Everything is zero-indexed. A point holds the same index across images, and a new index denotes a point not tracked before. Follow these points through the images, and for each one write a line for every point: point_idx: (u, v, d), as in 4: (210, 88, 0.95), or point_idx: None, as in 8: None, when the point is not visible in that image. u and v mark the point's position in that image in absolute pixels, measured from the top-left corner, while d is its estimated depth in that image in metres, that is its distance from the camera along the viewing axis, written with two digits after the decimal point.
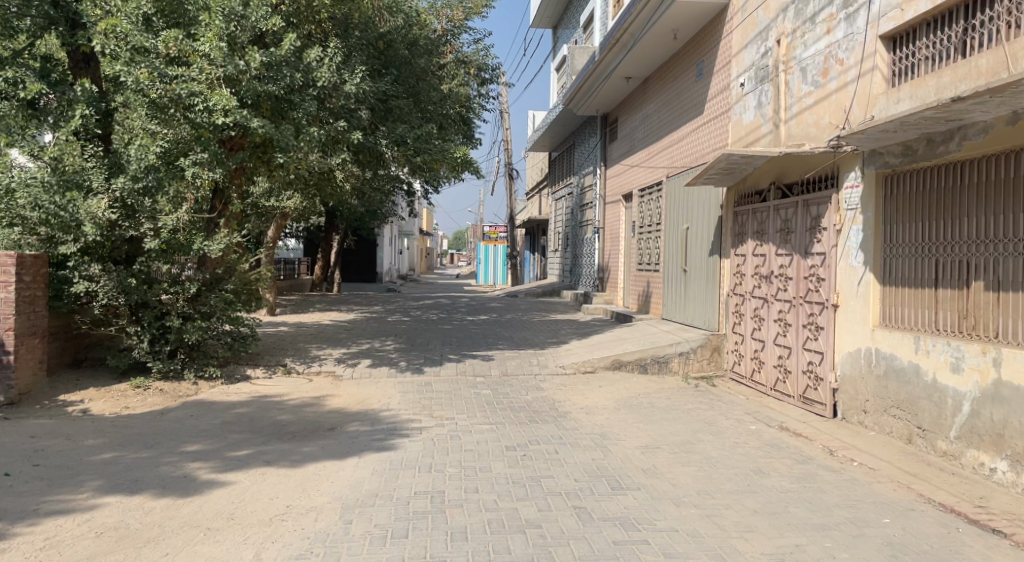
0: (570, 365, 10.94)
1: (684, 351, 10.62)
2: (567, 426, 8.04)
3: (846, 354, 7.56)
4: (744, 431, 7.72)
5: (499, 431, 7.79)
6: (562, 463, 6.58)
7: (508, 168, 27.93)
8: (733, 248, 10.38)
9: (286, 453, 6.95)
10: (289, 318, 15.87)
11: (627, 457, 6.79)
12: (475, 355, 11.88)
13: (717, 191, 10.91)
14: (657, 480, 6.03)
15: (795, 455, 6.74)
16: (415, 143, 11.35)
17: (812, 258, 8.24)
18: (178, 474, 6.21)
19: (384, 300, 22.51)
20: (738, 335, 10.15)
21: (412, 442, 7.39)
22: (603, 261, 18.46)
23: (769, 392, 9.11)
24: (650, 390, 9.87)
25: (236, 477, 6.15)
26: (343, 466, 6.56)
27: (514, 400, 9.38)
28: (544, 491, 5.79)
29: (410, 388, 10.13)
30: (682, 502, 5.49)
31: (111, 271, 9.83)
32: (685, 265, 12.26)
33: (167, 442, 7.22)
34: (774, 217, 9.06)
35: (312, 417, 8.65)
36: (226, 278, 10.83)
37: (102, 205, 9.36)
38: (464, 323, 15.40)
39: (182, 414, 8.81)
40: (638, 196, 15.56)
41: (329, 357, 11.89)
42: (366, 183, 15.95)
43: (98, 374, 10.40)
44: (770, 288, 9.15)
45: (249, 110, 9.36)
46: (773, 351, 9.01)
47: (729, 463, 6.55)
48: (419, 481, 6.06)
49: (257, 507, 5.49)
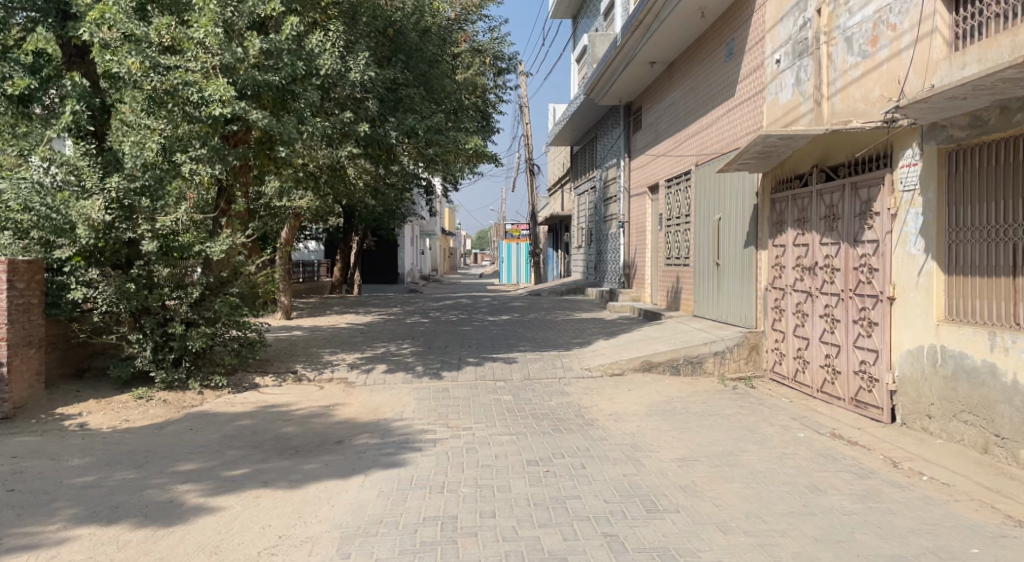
0: (597, 366, 10.22)
1: (720, 350, 9.86)
2: (594, 436, 7.33)
3: (906, 353, 6.82)
4: (792, 439, 6.98)
5: (520, 443, 7.11)
6: (591, 480, 5.87)
7: (528, 164, 27.23)
8: (770, 238, 9.61)
9: (286, 471, 6.32)
10: (304, 322, 15.27)
11: (664, 472, 6.07)
12: (495, 358, 11.19)
13: (753, 177, 10.12)
14: (699, 501, 5.31)
15: (853, 468, 6.01)
16: (426, 133, 10.66)
17: (862, 246, 7.47)
18: (164, 498, 5.59)
19: (404, 301, 21.91)
20: (778, 332, 9.39)
21: (425, 456, 6.72)
22: (629, 257, 17.72)
23: (816, 394, 8.36)
24: (685, 393, 9.13)
25: (228, 501, 5.52)
26: (347, 486, 5.91)
27: (537, 407, 8.69)
28: (569, 515, 5.12)
29: (425, 395, 9.48)
30: (729, 529, 4.80)
31: (110, 275, 9.15)
32: (717, 259, 11.50)
33: (159, 460, 6.61)
34: (817, 202, 8.28)
35: (320, 429, 8.01)
36: (231, 281, 10.24)
37: (98, 206, 8.70)
38: (485, 324, 14.71)
39: (182, 426, 8.22)
40: (665, 187, 14.78)
41: (342, 363, 11.26)
42: (381, 181, 15.34)
43: (99, 384, 9.83)
44: (814, 281, 8.38)
45: (247, 101, 8.71)
46: (820, 350, 8.25)
47: (779, 478, 5.81)
48: (430, 505, 5.40)
49: (246, 539, 4.87)
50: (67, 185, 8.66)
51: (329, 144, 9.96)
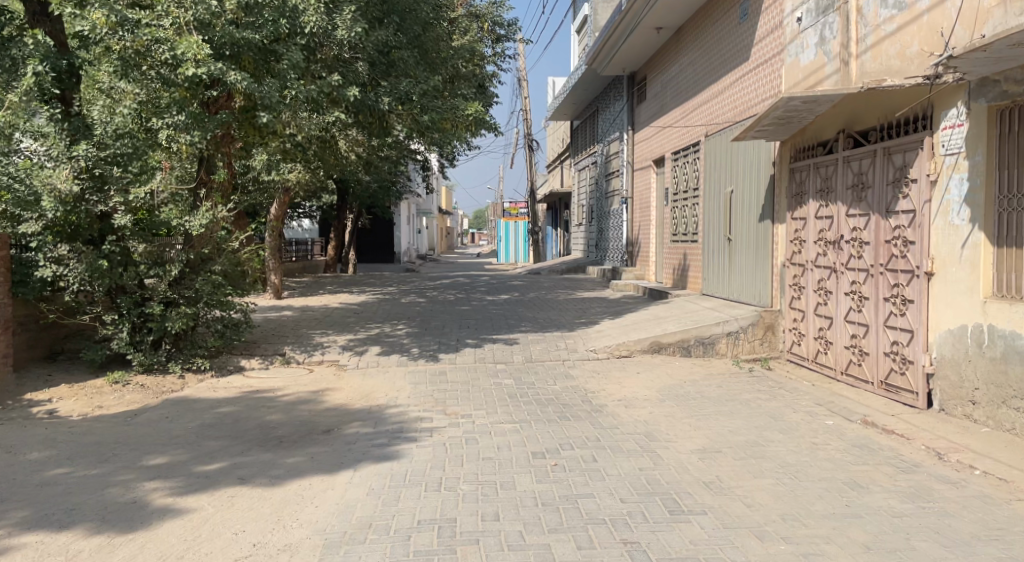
0: (602, 348, 9.64)
1: (733, 330, 9.26)
2: (603, 424, 6.74)
3: (947, 333, 6.26)
4: (820, 427, 6.41)
5: (524, 432, 6.53)
6: (603, 476, 5.29)
7: (527, 138, 26.51)
8: (789, 210, 8.97)
9: (266, 466, 5.73)
10: (295, 302, 14.63)
11: (684, 466, 5.48)
12: (495, 340, 10.58)
13: (769, 146, 9.46)
14: (728, 501, 4.74)
15: (894, 461, 5.44)
16: (420, 98, 9.88)
17: (895, 217, 6.86)
18: (127, 498, 4.99)
19: (400, 280, 21.27)
20: (797, 311, 8.79)
21: (420, 448, 6.14)
22: (632, 234, 17.08)
23: (840, 377, 7.78)
24: (697, 376, 8.54)
25: (199, 502, 4.94)
26: (333, 483, 5.33)
27: (541, 392, 8.11)
28: (581, 518, 4.56)
29: (421, 379, 8.88)
30: (766, 536, 4.24)
31: (83, 251, 8.52)
32: (729, 234, 10.86)
33: (127, 453, 6.02)
34: (843, 170, 7.65)
35: (307, 417, 7.42)
36: (214, 258, 9.57)
37: (66, 176, 7.92)
38: (484, 304, 14.10)
39: (158, 414, 7.63)
40: (671, 159, 14.11)
41: (333, 344, 10.65)
42: (374, 154, 14.67)
43: (73, 368, 9.23)
44: (838, 255, 7.76)
45: (226, 63, 8.10)
46: (845, 330, 7.65)
47: (812, 473, 5.23)
48: (425, 505, 4.81)
49: (215, 548, 4.28)
50: (36, 156, 8.04)
51: (316, 110, 9.28)
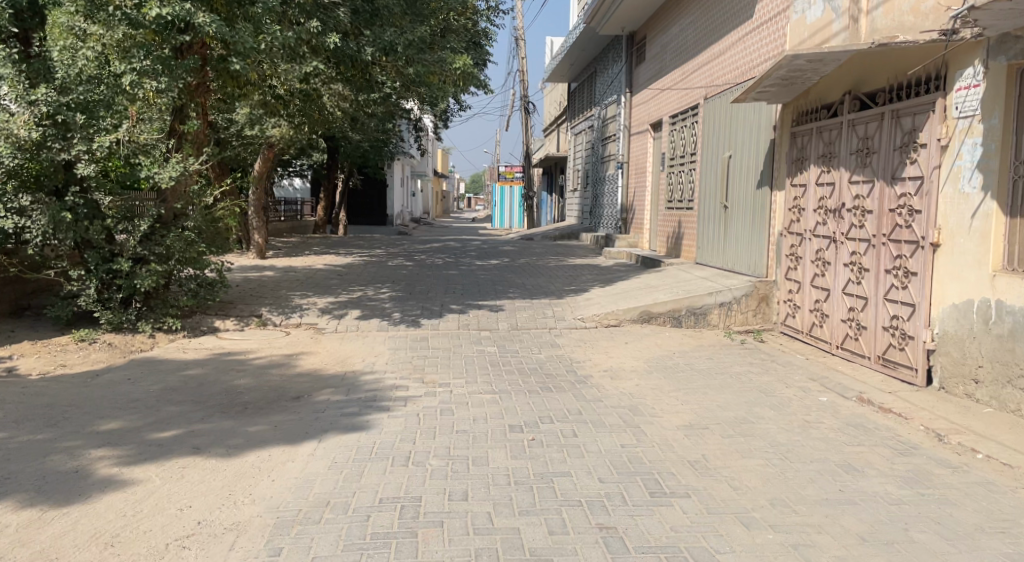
0: (591, 317, 9.30)
1: (726, 300, 8.89)
2: (587, 396, 6.42)
3: (951, 307, 5.91)
4: (813, 404, 6.08)
5: (503, 403, 6.19)
6: (582, 452, 4.97)
7: (523, 100, 25.91)
8: (788, 177, 8.56)
9: (224, 435, 5.40)
10: (279, 262, 14.22)
11: (669, 443, 5.15)
12: (481, 306, 10.21)
13: (770, 109, 9.01)
14: (713, 483, 4.42)
15: (892, 442, 5.11)
16: (407, 50, 9.36)
17: (901, 184, 6.46)
18: (69, 467, 4.68)
19: (390, 243, 20.85)
20: (793, 282, 8.43)
21: (392, 418, 5.80)
22: (628, 200, 16.64)
23: (836, 351, 7.44)
24: (687, 347, 8.21)
25: (145, 473, 4.62)
26: (294, 455, 4.99)
27: (523, 360, 7.78)
28: (555, 499, 4.23)
29: (401, 345, 8.54)
30: (753, 523, 3.91)
31: (46, 202, 8.05)
32: (726, 201, 10.44)
33: (78, 418, 5.70)
34: (848, 134, 7.23)
35: (277, 382, 7.09)
36: (187, 214, 9.18)
37: (26, 122, 7.65)
38: (473, 269, 13.70)
39: (120, 376, 7.30)
40: (669, 123, 13.63)
41: (313, 307, 10.28)
42: (363, 110, 14.17)
43: (38, 324, 8.90)
44: (839, 224, 7.37)
45: (195, 4, 7.63)
46: (843, 302, 7.30)
47: (804, 453, 4.90)
48: (389, 482, 4.48)
49: (155, 526, 3.96)
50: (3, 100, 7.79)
51: (295, 58, 8.79)
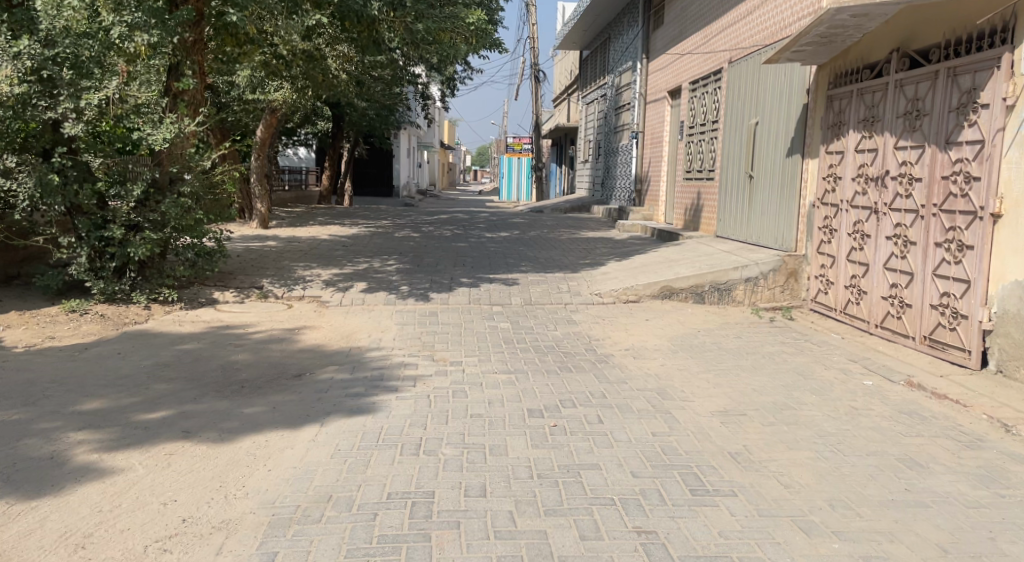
0: (608, 292, 8.80)
1: (753, 276, 8.37)
2: (609, 377, 5.94)
3: (1013, 283, 5.40)
4: (857, 388, 5.59)
5: (520, 384, 5.72)
6: (610, 442, 4.48)
7: (533, 68, 25.25)
8: (822, 144, 7.98)
9: (217, 417, 4.94)
10: (281, 232, 13.70)
11: (704, 432, 4.67)
12: (492, 279, 9.72)
13: (804, 70, 8.41)
14: (761, 480, 3.95)
15: (954, 433, 4.62)
16: (416, 4, 8.71)
17: (956, 149, 5.90)
18: (44, 452, 4.23)
19: (396, 214, 20.29)
20: (825, 256, 7.88)
21: (399, 400, 5.33)
22: (642, 170, 16.07)
23: (874, 331, 6.92)
24: (713, 324, 7.70)
25: (128, 460, 4.17)
26: (292, 442, 4.52)
27: (539, 338, 7.30)
28: (584, 496, 3.76)
29: (410, 319, 8.05)
30: (813, 529, 3.46)
31: (33, 163, 7.64)
32: (751, 170, 9.86)
33: (61, 397, 5.27)
34: (895, 95, 6.66)
35: (276, 358, 6.62)
36: (184, 179, 8.70)
37: (9, 77, 7.15)
38: (482, 241, 13.17)
39: (111, 349, 6.85)
40: (689, 90, 13.02)
41: (316, 279, 9.79)
42: (369, 72, 13.59)
43: (27, 294, 8.47)
44: (881, 194, 6.82)
45: None
46: (883, 278, 6.77)
47: (858, 445, 4.41)
48: (397, 474, 4.01)
49: (135, 524, 3.51)
50: None
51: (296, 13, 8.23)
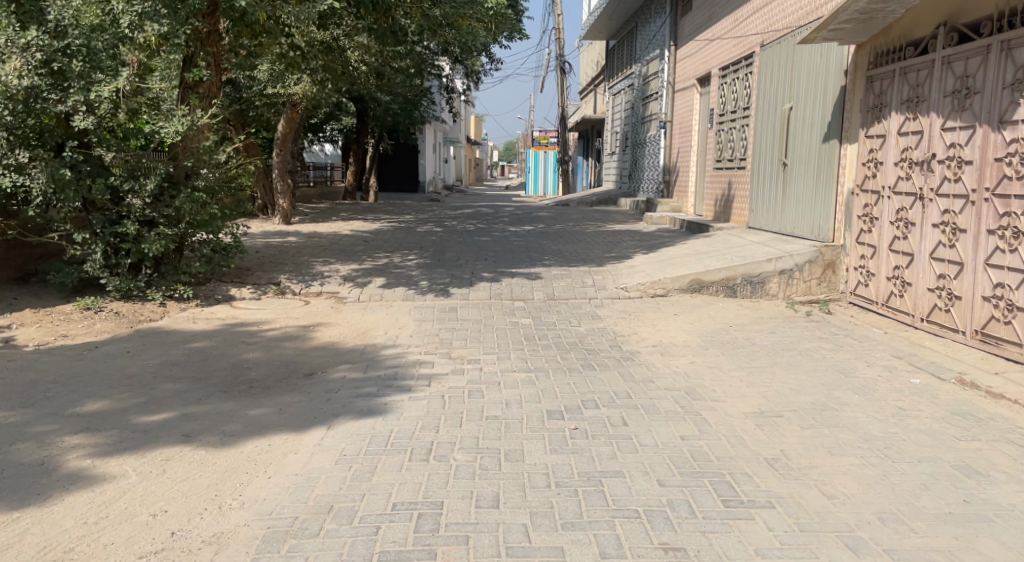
0: (634, 286, 8.44)
1: (787, 268, 7.97)
2: (635, 375, 5.61)
3: None
4: (903, 386, 5.20)
5: (540, 383, 5.41)
6: (635, 446, 4.15)
7: (559, 60, 24.85)
8: (861, 127, 7.55)
9: (220, 420, 4.69)
10: (302, 228, 13.49)
11: (738, 435, 4.32)
12: (515, 274, 9.40)
13: (841, 50, 7.97)
14: (802, 489, 3.61)
15: (1014, 436, 4.23)
16: None
17: (1011, 128, 5.48)
18: (35, 458, 4.01)
19: (420, 209, 20.05)
20: (865, 247, 7.44)
21: (412, 400, 5.05)
22: (671, 161, 15.64)
23: (919, 324, 6.51)
24: (746, 319, 7.32)
25: (122, 466, 3.92)
26: (297, 446, 4.26)
27: (562, 334, 6.99)
28: (606, 508, 3.45)
29: (428, 315, 7.78)
30: (861, 548, 3.14)
31: (44, 158, 7.44)
32: (784, 157, 9.44)
33: (62, 398, 5.06)
34: (942, 73, 6.23)
35: (288, 356, 6.37)
36: (198, 173, 8.47)
37: (18, 70, 7.00)
38: (505, 235, 12.87)
39: (121, 348, 6.66)
40: (719, 76, 12.59)
41: (335, 274, 9.55)
42: (389, 63, 13.33)
43: (43, 291, 8.33)
44: (927, 178, 6.39)
45: None
46: (929, 269, 6.35)
47: (908, 450, 4.04)
48: (406, 481, 3.73)
49: (119, 538, 3.27)
50: None
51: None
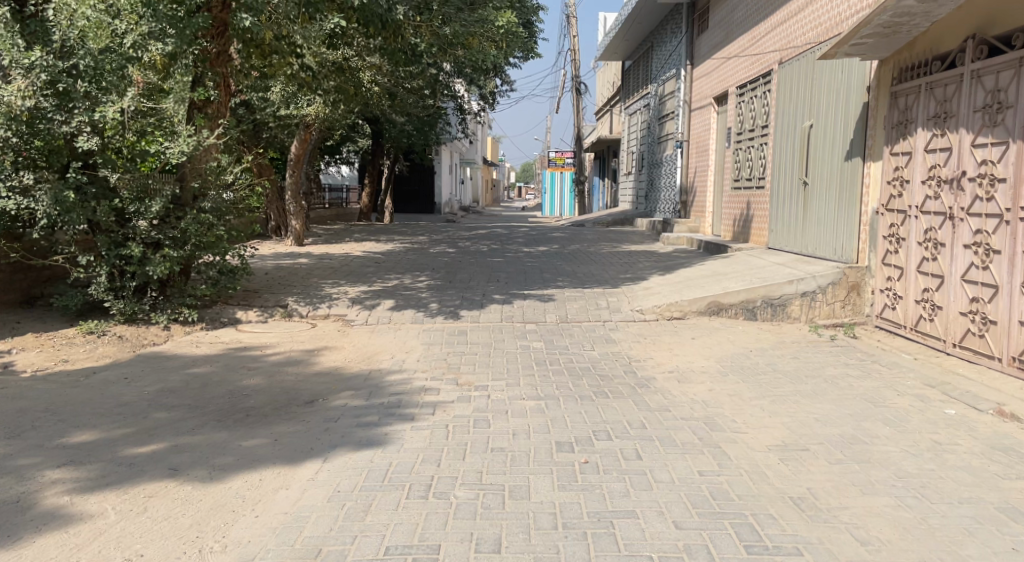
0: (650, 309, 8.15)
1: (810, 290, 7.66)
2: (650, 403, 5.33)
3: None
4: (937, 417, 4.88)
5: (551, 411, 5.13)
6: (650, 482, 3.87)
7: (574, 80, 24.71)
8: (885, 145, 7.26)
9: (212, 452, 4.46)
10: (313, 249, 13.30)
11: (761, 471, 4.03)
12: (527, 296, 9.14)
13: (864, 65, 7.69)
14: (831, 534, 3.32)
15: None
16: (443, 6, 8.70)
17: None
18: (11, 494, 3.78)
19: (434, 230, 19.84)
20: (892, 268, 7.13)
21: (414, 430, 4.78)
22: (688, 180, 15.37)
23: (951, 350, 6.17)
24: (768, 344, 7.00)
25: (102, 503, 3.70)
26: (289, 480, 4.01)
27: (574, 359, 6.71)
28: (616, 554, 3.18)
29: (437, 339, 7.53)
30: None
31: (50, 180, 7.27)
32: (805, 176, 9.13)
33: (50, 428, 4.84)
34: (971, 87, 5.95)
35: (289, 382, 6.14)
36: (204, 196, 8.28)
37: (22, 90, 6.81)
38: (519, 256, 12.62)
39: (119, 373, 6.45)
40: (736, 94, 12.34)
41: (343, 296, 9.34)
42: (401, 83, 13.21)
43: (46, 315, 8.16)
44: (957, 197, 6.09)
45: None
46: (961, 291, 6.03)
47: (947, 489, 3.73)
48: (401, 521, 3.47)
49: None
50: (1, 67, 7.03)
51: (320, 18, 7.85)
